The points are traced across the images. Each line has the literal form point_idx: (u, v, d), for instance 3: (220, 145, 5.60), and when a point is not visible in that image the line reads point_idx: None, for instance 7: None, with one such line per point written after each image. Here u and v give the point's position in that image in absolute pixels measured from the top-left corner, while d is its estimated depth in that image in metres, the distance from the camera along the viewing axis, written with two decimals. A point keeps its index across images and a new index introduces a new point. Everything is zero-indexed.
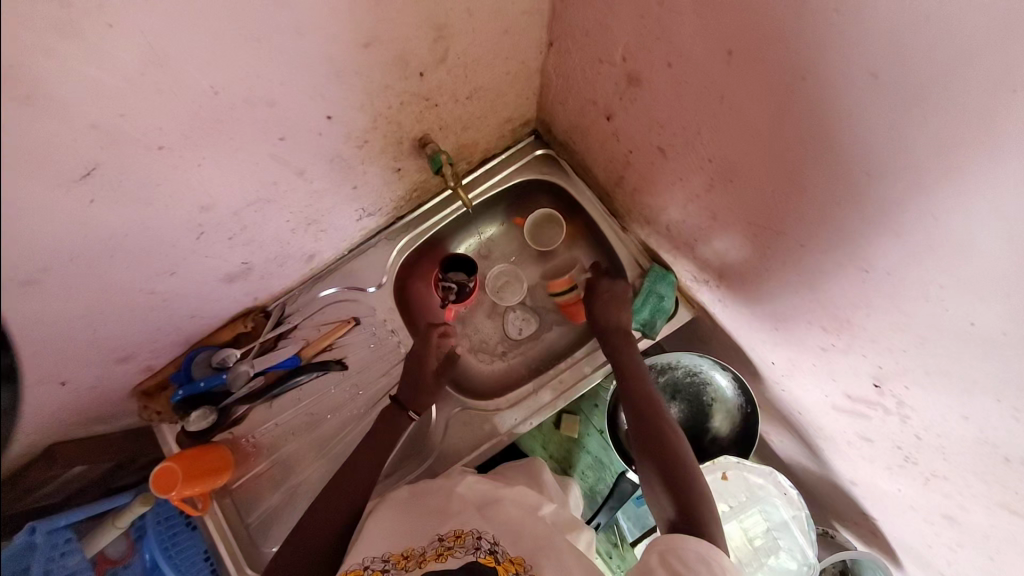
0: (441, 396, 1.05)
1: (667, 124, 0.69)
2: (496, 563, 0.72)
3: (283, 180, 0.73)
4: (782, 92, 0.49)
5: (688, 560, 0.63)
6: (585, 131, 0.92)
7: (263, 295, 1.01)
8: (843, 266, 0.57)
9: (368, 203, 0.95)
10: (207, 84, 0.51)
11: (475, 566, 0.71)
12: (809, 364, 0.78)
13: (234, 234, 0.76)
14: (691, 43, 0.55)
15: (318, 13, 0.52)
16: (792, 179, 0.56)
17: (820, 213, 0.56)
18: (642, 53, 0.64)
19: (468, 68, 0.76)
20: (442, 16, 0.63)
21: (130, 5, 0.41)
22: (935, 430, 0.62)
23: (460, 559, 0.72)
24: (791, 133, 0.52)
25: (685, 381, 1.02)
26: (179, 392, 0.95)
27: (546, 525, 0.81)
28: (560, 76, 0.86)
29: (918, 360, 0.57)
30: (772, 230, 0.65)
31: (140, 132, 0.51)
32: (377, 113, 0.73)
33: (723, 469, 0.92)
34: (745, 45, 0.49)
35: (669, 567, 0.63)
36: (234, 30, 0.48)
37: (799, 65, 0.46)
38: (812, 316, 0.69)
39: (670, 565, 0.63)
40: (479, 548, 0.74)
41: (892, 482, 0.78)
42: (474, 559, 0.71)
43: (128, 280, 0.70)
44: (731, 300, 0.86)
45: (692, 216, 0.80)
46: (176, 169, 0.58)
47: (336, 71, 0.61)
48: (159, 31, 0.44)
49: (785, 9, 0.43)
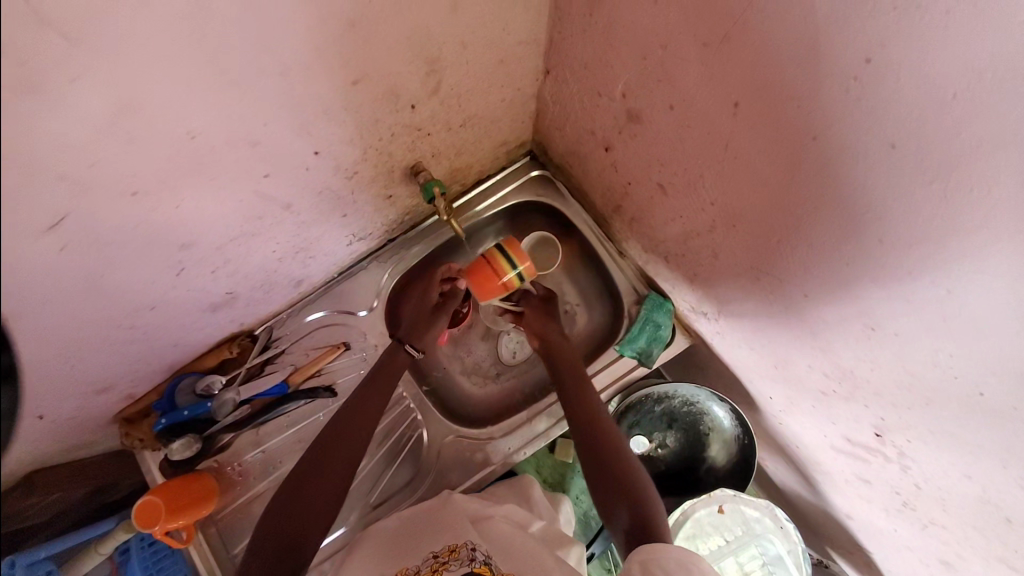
0: (432, 424, 1.03)
1: (669, 162, 0.67)
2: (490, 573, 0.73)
3: (269, 214, 0.70)
4: (793, 149, 0.47)
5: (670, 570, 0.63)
6: (582, 157, 0.90)
7: (249, 320, 0.97)
8: (848, 321, 0.56)
9: (358, 228, 0.92)
10: (183, 129, 0.48)
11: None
12: (808, 404, 0.76)
13: (217, 267, 0.73)
14: (695, 90, 0.53)
15: (305, 55, 0.50)
16: (798, 232, 0.54)
17: (826, 268, 0.54)
18: (643, 92, 0.62)
19: (461, 97, 0.74)
20: (435, 51, 0.61)
21: (101, 60, 0.38)
22: (936, 483, 0.61)
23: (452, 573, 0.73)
24: (801, 189, 0.50)
25: (682, 411, 1.00)
26: (162, 421, 0.91)
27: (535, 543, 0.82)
28: (557, 104, 0.84)
29: (922, 417, 0.55)
30: (774, 276, 0.63)
31: (112, 180, 0.48)
32: (367, 144, 0.70)
33: (720, 503, 0.91)
34: (753, 98, 0.47)
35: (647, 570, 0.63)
36: (214, 76, 0.46)
37: (809, 124, 0.44)
38: (812, 361, 0.67)
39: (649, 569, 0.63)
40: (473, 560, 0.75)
41: (888, 523, 0.77)
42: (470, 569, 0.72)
43: (103, 319, 0.66)
44: (729, 334, 0.85)
45: (693, 252, 0.78)
46: (153, 211, 0.55)
47: (324, 110, 0.58)
48: (131, 82, 0.41)
49: (796, 69, 0.41)
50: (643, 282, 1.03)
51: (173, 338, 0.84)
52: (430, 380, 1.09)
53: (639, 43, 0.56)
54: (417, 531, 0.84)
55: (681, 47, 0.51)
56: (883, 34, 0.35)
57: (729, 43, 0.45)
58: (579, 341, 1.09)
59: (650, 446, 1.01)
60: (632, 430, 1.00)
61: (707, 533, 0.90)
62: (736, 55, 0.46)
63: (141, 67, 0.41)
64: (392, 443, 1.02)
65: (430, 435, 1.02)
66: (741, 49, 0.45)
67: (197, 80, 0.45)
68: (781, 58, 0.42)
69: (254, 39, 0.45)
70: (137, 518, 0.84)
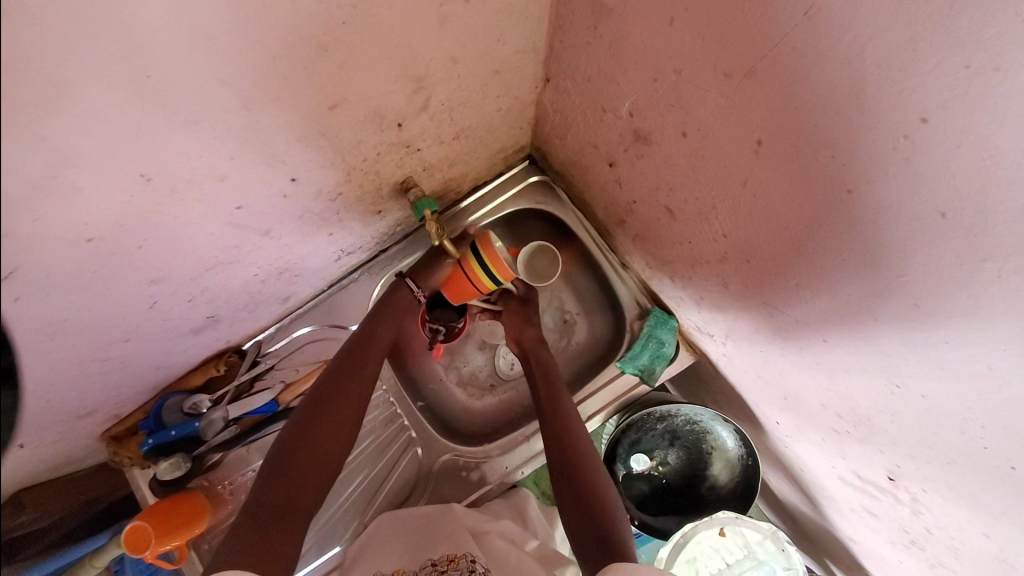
0: (428, 441, 1.02)
1: (680, 189, 0.63)
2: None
3: (246, 242, 0.66)
4: (822, 200, 0.44)
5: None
6: (584, 168, 0.85)
7: (237, 336, 0.92)
8: (869, 372, 0.52)
9: (347, 243, 0.88)
10: (137, 172, 0.44)
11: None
12: (817, 437, 0.72)
13: (194, 296, 0.68)
14: (715, 121, 0.50)
15: (270, 85, 0.47)
16: (818, 279, 0.50)
17: (846, 317, 0.50)
18: (654, 113, 0.58)
19: (453, 110, 0.69)
20: (420, 69, 0.58)
21: (44, 113, 0.35)
22: (949, 532, 0.58)
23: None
24: (822, 236, 0.46)
25: (685, 429, 0.97)
26: (149, 442, 0.85)
27: (531, 560, 0.80)
28: (557, 112, 0.79)
29: (940, 472, 0.52)
30: (788, 315, 0.59)
31: (62, 230, 0.43)
32: (349, 166, 0.67)
33: (721, 525, 0.88)
34: (778, 137, 0.44)
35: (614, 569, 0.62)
36: (170, 114, 0.43)
37: (845, 176, 0.40)
38: (825, 400, 0.64)
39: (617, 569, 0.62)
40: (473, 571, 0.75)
41: (893, 554, 0.74)
42: None
43: (74, 361, 0.61)
44: (735, 357, 0.81)
45: (701, 277, 0.73)
46: (112, 254, 0.50)
47: (299, 138, 0.56)
48: (73, 130, 0.37)
49: (834, 115, 0.38)
50: (647, 296, 0.98)
51: (163, 366, 0.81)
52: (426, 394, 1.06)
53: (651, 64, 0.53)
54: (412, 548, 0.81)
55: (700, 74, 0.47)
56: (947, 94, 0.31)
57: (755, 77, 0.42)
58: (577, 354, 1.05)
59: (650, 464, 0.99)
60: (633, 448, 0.98)
61: (707, 556, 0.89)
62: (760, 90, 0.42)
63: (83, 114, 0.37)
64: (388, 458, 1.00)
65: (425, 452, 1.02)
66: (768, 83, 0.41)
67: (146, 122, 0.42)
68: (814, 99, 0.38)
69: (214, 71, 0.42)
70: (127, 543, 0.79)
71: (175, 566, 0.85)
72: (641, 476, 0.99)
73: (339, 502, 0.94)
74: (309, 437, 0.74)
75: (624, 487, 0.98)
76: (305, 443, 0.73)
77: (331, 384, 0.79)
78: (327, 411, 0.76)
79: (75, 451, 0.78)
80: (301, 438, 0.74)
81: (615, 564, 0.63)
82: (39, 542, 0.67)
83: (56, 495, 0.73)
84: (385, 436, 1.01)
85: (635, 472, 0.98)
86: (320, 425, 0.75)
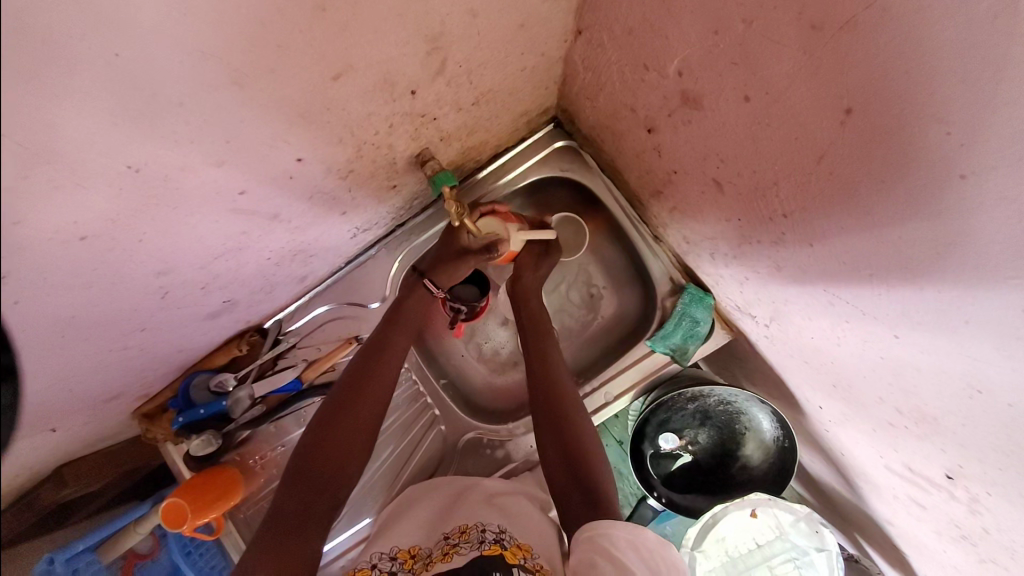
0: (450, 419, 1.02)
1: (733, 160, 0.56)
2: (503, 550, 0.69)
3: (255, 228, 0.62)
4: (919, 181, 0.37)
5: (620, 549, 0.59)
6: (618, 133, 0.76)
7: (257, 317, 0.89)
8: (948, 373, 0.45)
9: (362, 221, 0.83)
10: (122, 164, 0.40)
11: (480, 561, 0.67)
12: (867, 426, 0.66)
13: (206, 282, 0.65)
14: (790, 84, 0.42)
15: (265, 57, 0.41)
16: (902, 268, 0.43)
17: (928, 311, 0.43)
18: (707, 72, 0.50)
19: (472, 73, 0.62)
20: (436, 26, 0.50)
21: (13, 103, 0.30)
22: (1010, 536, 0.52)
23: (463, 557, 0.68)
24: (916, 219, 0.39)
25: (718, 409, 0.93)
26: (179, 420, 0.83)
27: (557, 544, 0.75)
28: (589, 71, 0.71)
29: (1012, 480, 0.46)
30: (850, 305, 0.53)
31: (51, 232, 0.39)
32: (360, 141, 0.61)
33: (753, 506, 0.86)
34: (872, 107, 0.37)
35: (593, 545, 0.60)
36: (149, 95, 0.37)
37: (959, 159, 0.33)
38: (884, 394, 0.58)
39: (596, 545, 0.60)
40: (483, 541, 0.71)
41: (936, 544, 0.68)
42: (480, 555, 0.67)
43: (91, 353, 0.59)
44: (781, 337, 0.74)
45: (749, 254, 0.66)
46: (111, 251, 0.46)
47: (302, 113, 0.50)
48: (35, 122, 0.32)
49: (956, 83, 0.31)
50: (680, 271, 0.91)
51: (185, 351, 0.80)
52: (447, 371, 1.04)
53: (711, 14, 0.45)
54: (438, 518, 0.78)
55: (774, 25, 0.40)
56: None
57: (854, 29, 0.35)
58: (604, 329, 1.01)
59: (679, 443, 0.96)
60: (661, 427, 0.95)
61: (736, 536, 0.88)
62: (856, 47, 0.35)
63: (47, 104, 0.32)
64: (410, 439, 0.99)
65: (448, 430, 1.01)
66: (867, 41, 0.34)
67: (127, 107, 0.36)
68: (932, 63, 0.31)
69: (195, 45, 0.36)
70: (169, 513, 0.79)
71: (211, 537, 0.88)
72: (670, 455, 0.96)
73: (365, 475, 0.94)
74: (334, 426, 0.72)
75: (651, 466, 0.96)
76: (330, 435, 0.71)
77: (360, 386, 0.75)
78: (361, 403, 0.74)
79: (104, 434, 0.78)
80: (333, 431, 0.71)
81: (589, 521, 0.64)
82: (94, 503, 0.72)
83: (96, 467, 0.75)
84: (409, 414, 1.00)
85: (663, 451, 0.96)
86: (344, 407, 0.73)
